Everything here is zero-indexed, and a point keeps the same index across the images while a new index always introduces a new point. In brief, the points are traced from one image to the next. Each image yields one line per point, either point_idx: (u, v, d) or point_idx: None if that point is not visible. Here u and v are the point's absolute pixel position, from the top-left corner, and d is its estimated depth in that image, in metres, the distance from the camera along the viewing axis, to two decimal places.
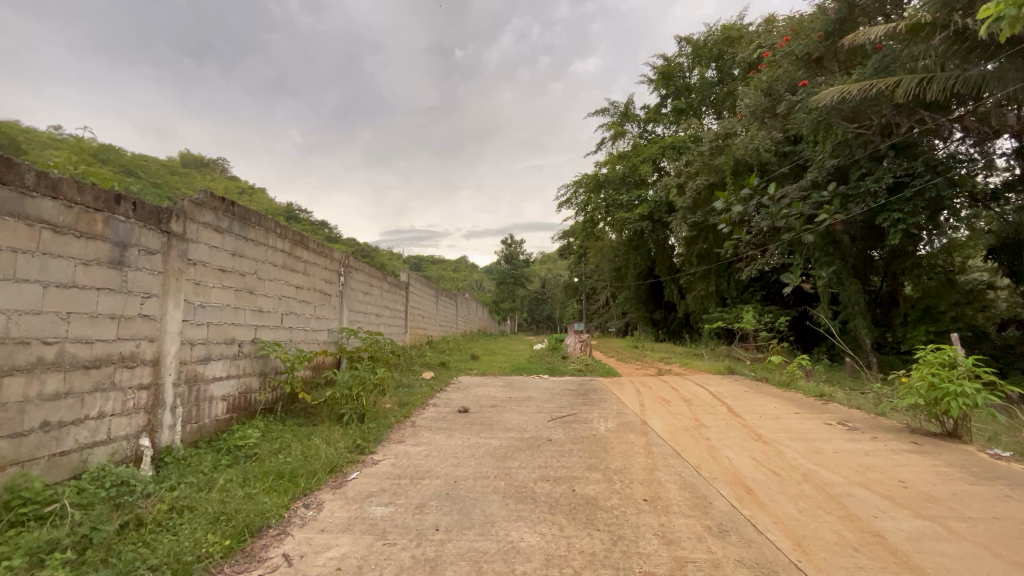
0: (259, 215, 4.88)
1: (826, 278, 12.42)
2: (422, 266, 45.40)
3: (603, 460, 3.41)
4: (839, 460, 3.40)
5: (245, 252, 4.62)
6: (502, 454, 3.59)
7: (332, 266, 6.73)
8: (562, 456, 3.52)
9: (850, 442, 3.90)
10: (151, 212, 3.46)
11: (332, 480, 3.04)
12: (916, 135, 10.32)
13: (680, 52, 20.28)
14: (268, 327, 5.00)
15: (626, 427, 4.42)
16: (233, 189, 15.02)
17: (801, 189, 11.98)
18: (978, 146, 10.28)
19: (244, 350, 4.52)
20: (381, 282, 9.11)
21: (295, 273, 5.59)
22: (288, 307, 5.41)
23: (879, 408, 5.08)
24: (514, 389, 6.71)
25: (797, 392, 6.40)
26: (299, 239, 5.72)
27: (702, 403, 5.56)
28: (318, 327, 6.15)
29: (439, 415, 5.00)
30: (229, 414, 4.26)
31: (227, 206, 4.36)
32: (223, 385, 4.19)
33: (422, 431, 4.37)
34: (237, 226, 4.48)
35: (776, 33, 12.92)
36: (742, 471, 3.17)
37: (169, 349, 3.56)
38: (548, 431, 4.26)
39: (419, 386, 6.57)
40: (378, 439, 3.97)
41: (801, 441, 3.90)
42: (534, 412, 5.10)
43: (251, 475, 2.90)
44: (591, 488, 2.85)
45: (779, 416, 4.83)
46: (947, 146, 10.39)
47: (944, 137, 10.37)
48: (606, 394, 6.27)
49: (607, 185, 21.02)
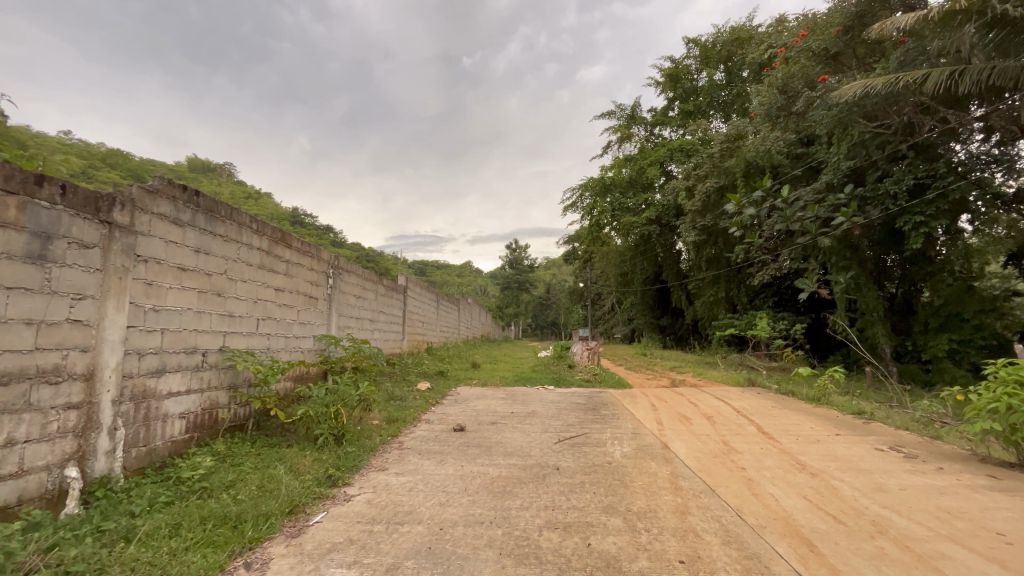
0: (230, 208, 4.35)
1: (844, 284, 11.70)
2: (425, 272, 45.06)
3: (623, 499, 2.81)
4: (913, 502, 2.79)
5: (212, 249, 4.08)
6: (501, 489, 3.00)
7: (320, 267, 6.19)
8: (572, 493, 2.93)
9: (915, 474, 3.29)
10: (86, 199, 2.92)
11: (291, 524, 2.48)
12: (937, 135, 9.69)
13: (688, 54, 19.75)
14: (241, 334, 4.46)
15: (644, 452, 3.83)
16: (237, 194, 14.67)
17: (815, 191, 11.37)
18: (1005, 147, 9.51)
19: (209, 360, 3.98)
20: (376, 286, 8.58)
21: (274, 274, 5.06)
22: (266, 311, 4.88)
23: (932, 431, 4.45)
24: (516, 403, 6.13)
25: (830, 409, 5.79)
26: (279, 236, 5.20)
27: (726, 421, 4.94)
28: (302, 334, 5.62)
29: (432, 435, 4.42)
30: (188, 434, 3.71)
31: (191, 196, 3.84)
32: (181, 401, 3.65)
33: (410, 455, 3.79)
34: (202, 219, 3.94)
35: (788, 32, 12.37)
36: (796, 516, 2.57)
37: (108, 361, 3.01)
38: (555, 458, 3.67)
39: (413, 399, 5.99)
40: (355, 467, 3.38)
41: (856, 473, 3.30)
42: (539, 432, 4.52)
43: (184, 523, 2.31)
44: (610, 542, 2.27)
45: (819, 439, 4.23)
46: (967, 148, 9.74)
47: (964, 139, 9.70)
48: (618, 409, 5.69)
49: (614, 188, 20.45)
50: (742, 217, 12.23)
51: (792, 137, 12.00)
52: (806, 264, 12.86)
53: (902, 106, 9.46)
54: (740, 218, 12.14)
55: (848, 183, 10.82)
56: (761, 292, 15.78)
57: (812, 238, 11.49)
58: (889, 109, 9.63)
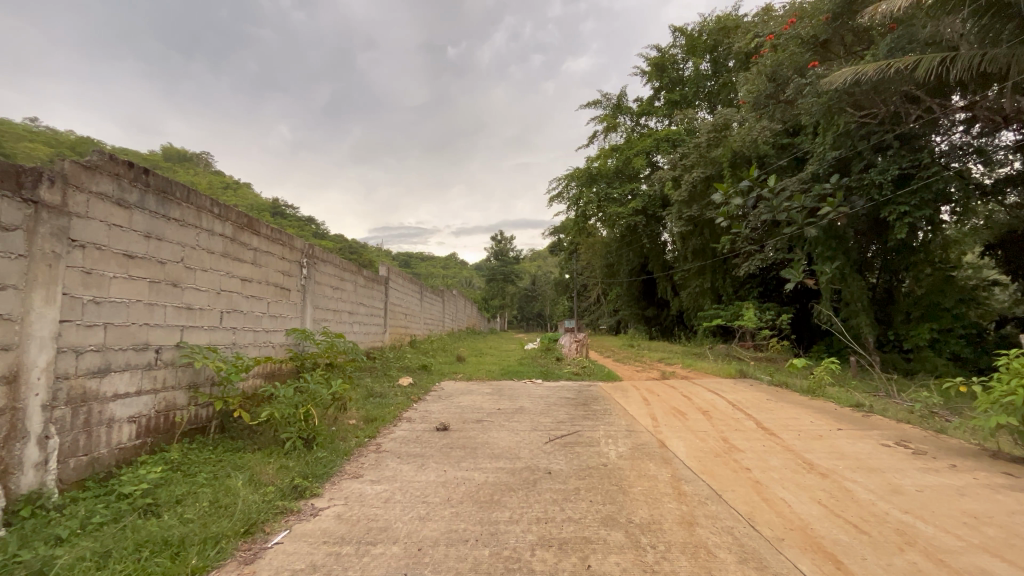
0: (188, 190, 3.95)
1: (830, 274, 11.63)
2: (410, 264, 44.34)
3: (623, 509, 2.54)
4: (933, 505, 2.59)
5: (165, 234, 3.67)
6: (487, 499, 2.70)
7: (292, 257, 5.78)
8: (566, 502, 2.64)
9: (930, 473, 3.09)
10: (5, 172, 2.52)
11: (246, 546, 2.16)
12: (920, 128, 9.59)
13: (673, 43, 19.44)
14: (201, 329, 4.06)
15: (641, 452, 3.57)
16: (214, 184, 14.03)
17: (801, 181, 11.25)
18: (986, 137, 9.52)
19: (163, 358, 3.58)
20: (355, 276, 8.17)
21: (240, 264, 4.67)
22: (231, 303, 4.49)
23: (935, 425, 4.30)
24: (503, 398, 5.83)
25: (826, 401, 5.61)
26: (246, 223, 4.79)
27: (724, 417, 4.72)
28: (273, 328, 5.25)
29: (413, 436, 4.11)
30: (140, 439, 3.34)
31: (138, 174, 3.43)
32: (129, 404, 3.27)
33: (387, 459, 3.48)
34: (152, 201, 3.54)
35: (775, 21, 12.12)
36: (813, 526, 2.34)
37: (36, 360, 2.63)
38: (547, 460, 3.40)
39: (393, 396, 5.65)
40: (326, 474, 3.05)
41: (867, 472, 3.09)
42: (528, 431, 4.24)
43: (115, 552, 1.97)
44: (613, 563, 1.99)
45: (822, 435, 4.02)
46: (948, 139, 9.69)
47: (944, 132, 9.67)
48: (610, 404, 5.44)
49: (600, 179, 20.16)
50: (729, 207, 12.05)
51: (778, 128, 11.85)
52: (792, 255, 12.77)
53: (889, 96, 9.33)
54: (727, 209, 11.98)
55: (833, 173, 10.69)
56: (747, 283, 15.70)
57: (799, 229, 11.35)
58: (875, 98, 9.46)
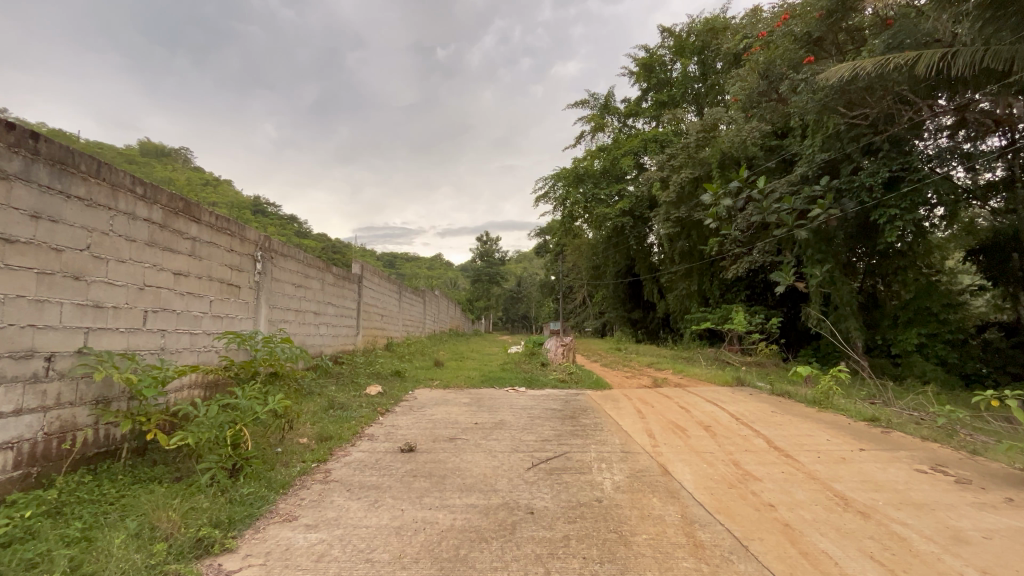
0: (99, 163, 3.27)
1: (820, 277, 11.26)
2: (395, 266, 43.57)
3: (626, 571, 1.95)
4: (1012, 561, 2.05)
5: (63, 215, 2.98)
6: (450, 555, 2.09)
7: (243, 250, 5.11)
8: (553, 559, 2.05)
9: (990, 512, 2.56)
10: None
11: None
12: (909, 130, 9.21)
13: (661, 43, 19.06)
14: (115, 332, 3.36)
15: (642, 482, 2.99)
16: (191, 179, 13.23)
17: (790, 183, 10.87)
18: (971, 142, 9.17)
19: (55, 368, 2.89)
20: (323, 274, 7.49)
21: (173, 255, 3.99)
22: (159, 301, 3.82)
23: (967, 445, 3.81)
24: (482, 411, 5.20)
25: (836, 414, 5.10)
26: (182, 207, 4.11)
27: (729, 433, 4.18)
28: (215, 328, 4.58)
29: (369, 460, 3.46)
30: (20, 471, 2.64)
31: (22, 138, 2.74)
32: (5, 427, 2.57)
33: (333, 493, 2.83)
34: (45, 172, 2.86)
35: (765, 20, 11.74)
36: None
37: None
38: (528, 494, 2.80)
39: (357, 407, 4.97)
40: (248, 517, 2.41)
41: (915, 510, 2.55)
42: (508, 453, 3.62)
43: None
44: None
45: (845, 457, 3.50)
46: (935, 141, 9.32)
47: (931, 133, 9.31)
48: (601, 418, 4.85)
49: (587, 179, 19.64)
50: (717, 208, 11.52)
51: (768, 129, 11.44)
52: (780, 257, 12.38)
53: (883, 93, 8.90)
54: (715, 209, 11.45)
55: (823, 175, 10.34)
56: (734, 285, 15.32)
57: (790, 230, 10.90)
58: (869, 98, 9.03)
